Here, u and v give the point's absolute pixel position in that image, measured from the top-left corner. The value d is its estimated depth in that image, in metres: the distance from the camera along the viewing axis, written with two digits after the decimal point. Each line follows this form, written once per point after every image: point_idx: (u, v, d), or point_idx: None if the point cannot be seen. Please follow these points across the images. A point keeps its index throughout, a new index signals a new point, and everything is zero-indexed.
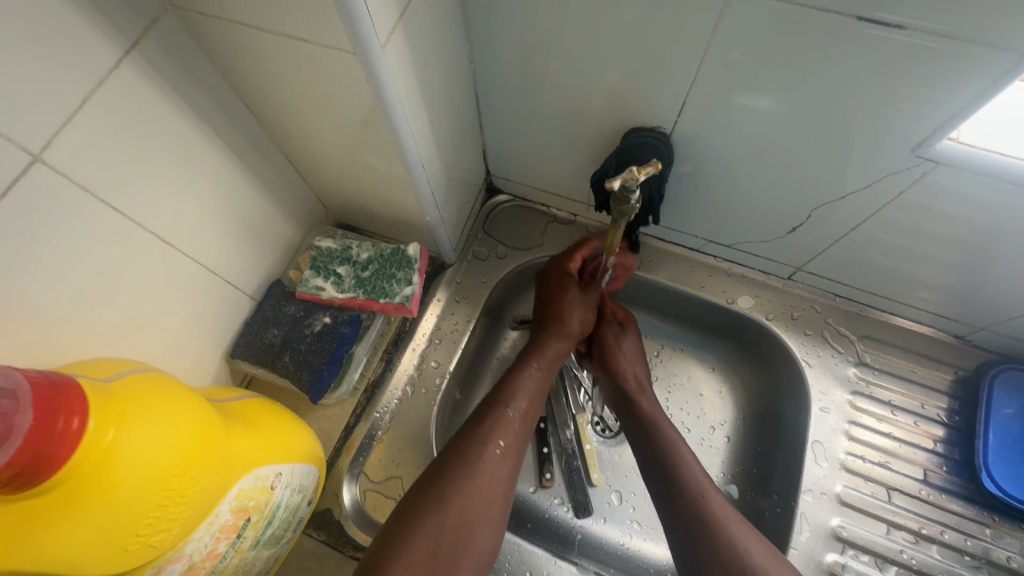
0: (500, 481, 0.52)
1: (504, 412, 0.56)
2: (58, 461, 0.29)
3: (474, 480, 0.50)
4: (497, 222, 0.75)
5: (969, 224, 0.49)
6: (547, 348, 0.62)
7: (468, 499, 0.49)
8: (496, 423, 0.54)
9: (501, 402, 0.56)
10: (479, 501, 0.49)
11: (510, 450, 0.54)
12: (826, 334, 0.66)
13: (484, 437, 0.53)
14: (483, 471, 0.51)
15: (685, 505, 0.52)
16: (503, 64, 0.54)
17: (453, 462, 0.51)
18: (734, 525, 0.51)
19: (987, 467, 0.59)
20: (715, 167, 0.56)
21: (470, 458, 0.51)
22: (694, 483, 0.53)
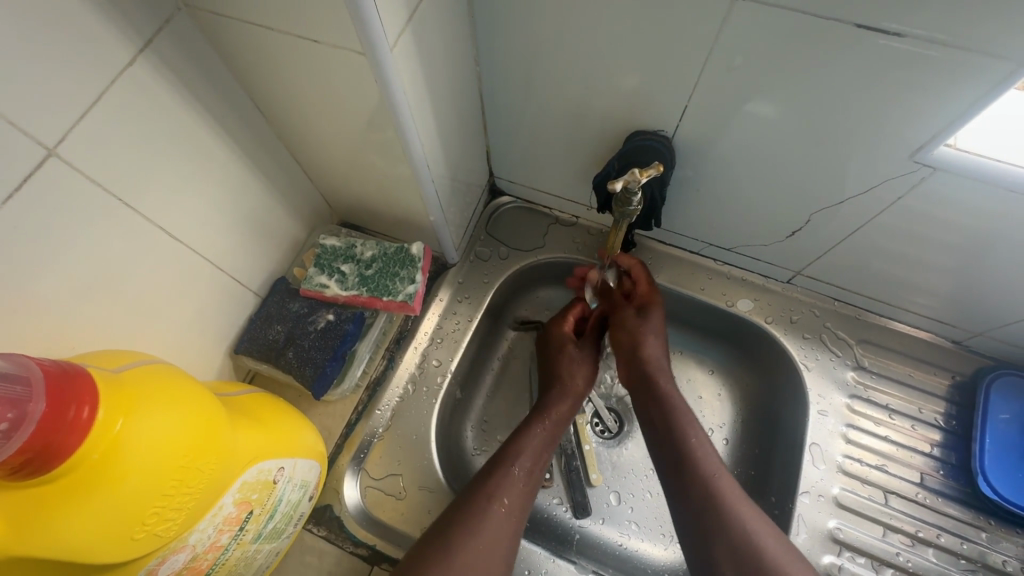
0: (502, 540, 0.51)
1: (509, 467, 0.56)
2: (68, 449, 0.30)
3: (477, 535, 0.50)
4: (500, 223, 0.76)
5: (967, 230, 0.50)
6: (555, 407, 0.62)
7: (470, 556, 0.49)
8: (499, 482, 0.54)
9: (508, 458, 0.57)
10: (482, 562, 0.49)
11: (517, 506, 0.54)
12: (825, 338, 0.67)
13: (487, 494, 0.53)
14: (487, 530, 0.51)
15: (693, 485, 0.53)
16: (508, 67, 0.54)
17: (455, 521, 0.51)
18: (734, 499, 0.51)
19: (984, 471, 0.59)
20: (716, 171, 0.56)
21: (473, 518, 0.51)
22: (700, 460, 0.54)
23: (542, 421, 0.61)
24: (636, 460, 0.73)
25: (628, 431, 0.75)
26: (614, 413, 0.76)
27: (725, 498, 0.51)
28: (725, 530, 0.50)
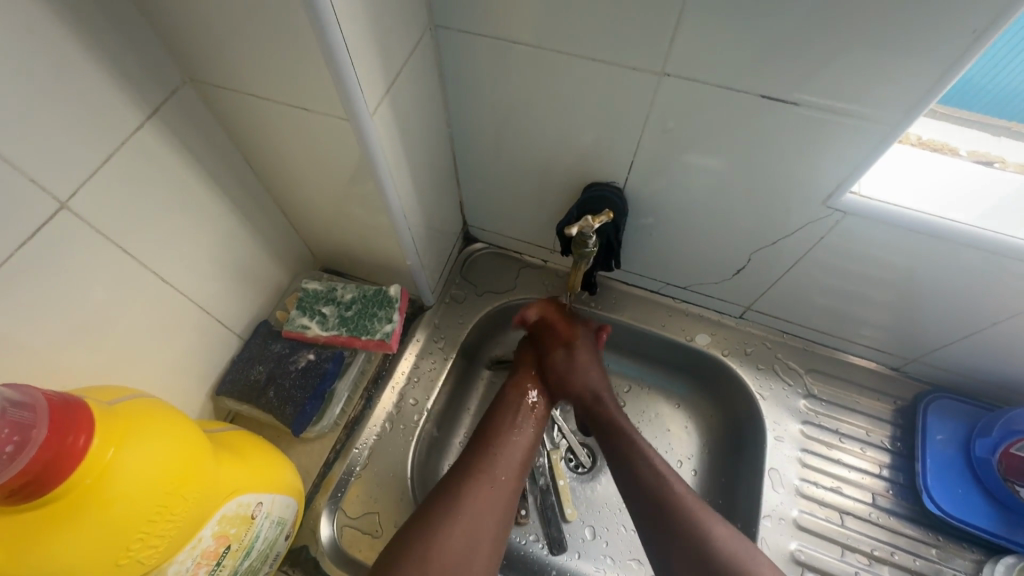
0: (487, 512, 0.56)
1: (487, 447, 0.61)
2: (64, 472, 0.32)
3: (459, 509, 0.55)
4: (474, 268, 0.81)
5: (884, 264, 0.56)
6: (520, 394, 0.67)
7: (452, 529, 0.53)
8: (482, 461, 0.59)
9: (486, 443, 0.61)
10: (466, 534, 0.53)
11: (497, 480, 0.59)
12: (778, 368, 0.72)
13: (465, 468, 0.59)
14: (469, 500, 0.56)
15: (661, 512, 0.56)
16: (478, 128, 0.61)
17: (438, 500, 0.56)
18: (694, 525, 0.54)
19: (928, 489, 0.63)
20: (666, 218, 0.63)
21: (457, 492, 0.56)
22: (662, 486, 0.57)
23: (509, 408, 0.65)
24: (609, 495, 0.75)
25: (601, 466, 0.77)
26: (587, 449, 0.78)
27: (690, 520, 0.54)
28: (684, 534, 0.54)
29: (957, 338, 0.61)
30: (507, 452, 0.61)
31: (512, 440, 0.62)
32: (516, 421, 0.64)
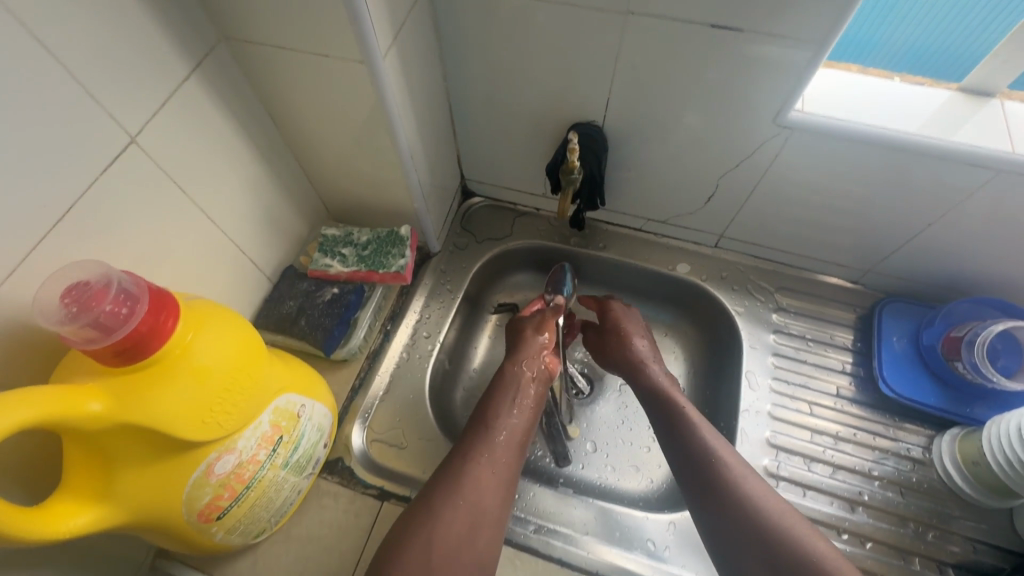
0: (485, 492, 0.58)
1: (485, 428, 0.64)
2: (163, 337, 0.39)
3: (459, 491, 0.57)
4: (473, 219, 0.89)
5: (832, 179, 0.64)
6: (517, 375, 0.70)
7: (455, 514, 0.55)
8: (478, 443, 0.62)
9: (483, 424, 0.64)
10: (465, 516, 0.55)
11: (496, 461, 0.61)
12: (750, 288, 0.80)
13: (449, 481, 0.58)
14: (468, 480, 0.58)
15: (703, 483, 0.57)
16: (471, 80, 0.69)
17: (438, 482, 0.58)
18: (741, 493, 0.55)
19: (883, 376, 0.71)
20: (641, 153, 0.71)
21: (457, 472, 0.58)
22: (704, 448, 0.59)
23: (508, 387, 0.69)
24: (607, 414, 0.84)
25: (598, 391, 0.86)
26: (586, 378, 0.87)
27: (733, 482, 0.56)
28: (729, 499, 0.55)
29: (904, 243, 0.70)
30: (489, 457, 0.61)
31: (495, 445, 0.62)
32: (514, 402, 0.67)
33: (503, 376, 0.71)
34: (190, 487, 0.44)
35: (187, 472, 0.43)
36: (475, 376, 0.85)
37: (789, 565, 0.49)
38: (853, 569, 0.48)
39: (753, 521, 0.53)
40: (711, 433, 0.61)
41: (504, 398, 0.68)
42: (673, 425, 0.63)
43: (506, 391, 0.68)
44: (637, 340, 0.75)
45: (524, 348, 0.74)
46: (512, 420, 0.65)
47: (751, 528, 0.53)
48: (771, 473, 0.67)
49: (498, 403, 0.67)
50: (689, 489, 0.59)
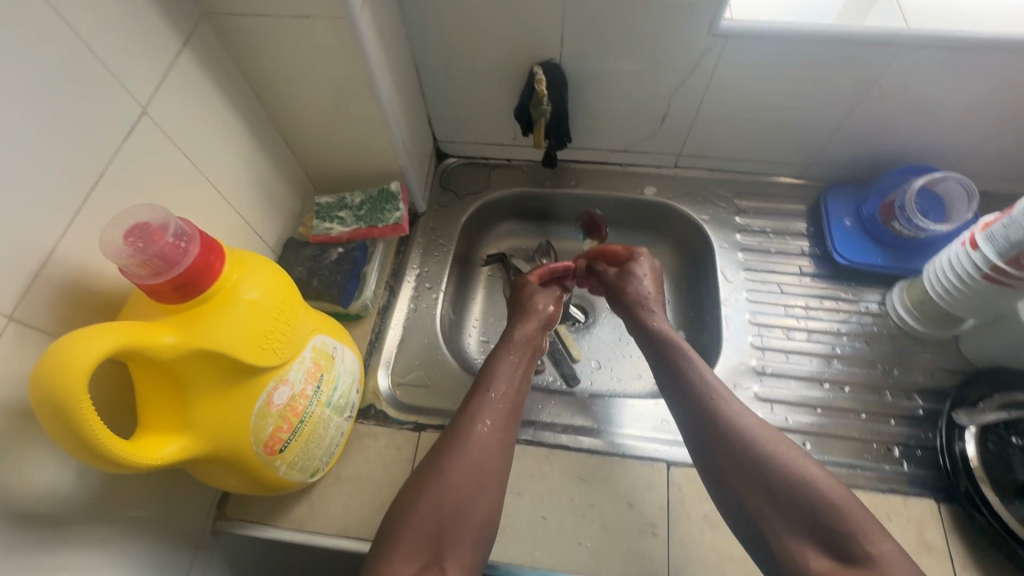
0: (489, 457, 0.58)
1: (481, 397, 0.62)
2: (215, 273, 0.43)
3: (462, 458, 0.57)
4: (451, 178, 0.94)
5: (767, 81, 0.73)
6: (519, 338, 0.70)
7: (455, 483, 0.55)
8: (478, 409, 0.61)
9: (478, 392, 0.63)
10: (468, 484, 0.56)
11: (497, 427, 0.60)
12: (711, 199, 0.89)
13: (446, 468, 0.56)
14: (470, 448, 0.58)
15: (703, 422, 0.59)
16: (433, 38, 0.74)
17: (439, 453, 0.58)
18: (743, 432, 0.57)
19: (835, 249, 0.80)
20: (598, 85, 0.78)
21: (459, 441, 0.58)
22: (705, 388, 0.61)
23: (508, 350, 0.68)
24: (603, 335, 0.91)
25: (593, 318, 0.93)
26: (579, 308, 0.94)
27: (731, 419, 0.58)
28: (727, 435, 0.57)
29: (835, 132, 0.79)
30: (489, 440, 0.59)
31: (495, 428, 0.60)
32: (514, 366, 0.66)
33: (503, 347, 0.69)
34: (255, 416, 0.48)
35: (247, 402, 0.47)
36: (479, 322, 0.91)
37: (786, 494, 0.53)
38: (841, 493, 0.52)
39: (747, 455, 0.56)
40: (711, 377, 0.62)
41: (502, 362, 0.66)
42: (671, 368, 0.65)
43: (503, 354, 0.67)
44: (640, 278, 0.75)
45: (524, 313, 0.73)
46: (511, 386, 0.64)
47: (748, 462, 0.55)
48: (758, 347, 0.76)
49: (496, 368, 0.66)
50: (688, 425, 0.61)
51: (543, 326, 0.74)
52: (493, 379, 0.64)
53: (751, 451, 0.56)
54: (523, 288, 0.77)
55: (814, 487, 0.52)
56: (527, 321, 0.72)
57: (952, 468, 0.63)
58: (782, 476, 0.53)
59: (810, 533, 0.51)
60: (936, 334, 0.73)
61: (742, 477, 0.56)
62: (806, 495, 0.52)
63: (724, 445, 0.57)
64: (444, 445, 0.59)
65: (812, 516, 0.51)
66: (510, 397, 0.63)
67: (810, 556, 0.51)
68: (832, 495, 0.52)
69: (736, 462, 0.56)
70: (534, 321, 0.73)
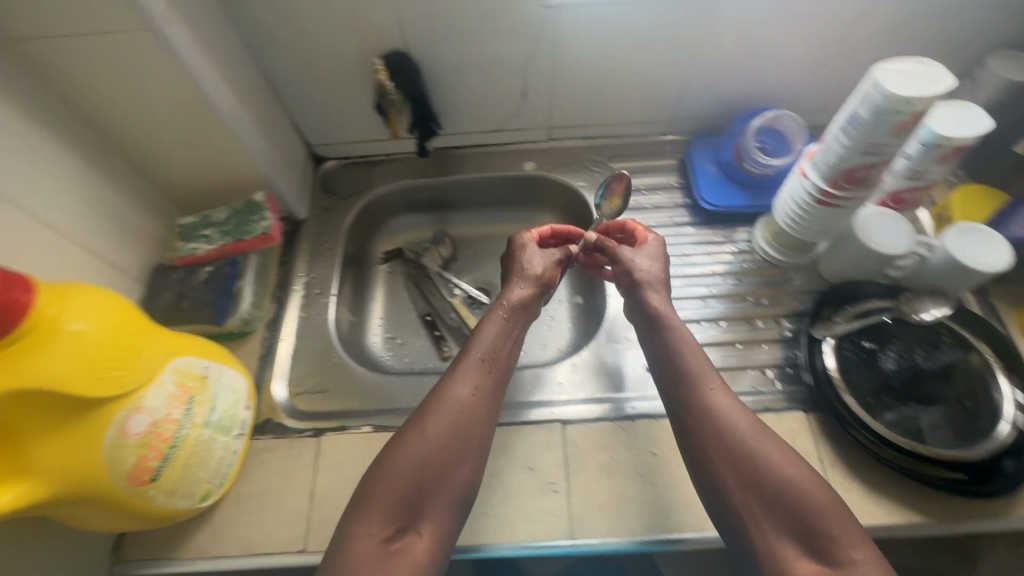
0: (469, 420, 0.58)
1: (462, 366, 0.61)
2: (26, 308, 0.42)
3: (445, 414, 0.57)
4: (332, 180, 0.92)
5: (608, 46, 0.76)
6: (510, 297, 0.67)
7: (433, 441, 0.55)
8: (461, 371, 0.60)
9: (462, 361, 0.61)
10: (449, 445, 0.56)
11: (482, 393, 0.60)
12: (587, 166, 0.92)
13: (427, 433, 0.56)
14: (454, 408, 0.58)
15: (689, 404, 0.58)
16: (273, 40, 0.72)
17: (424, 407, 0.58)
18: (739, 428, 0.55)
19: (699, 195, 0.85)
20: (452, 69, 0.78)
21: (442, 399, 0.58)
22: (686, 367, 0.60)
23: (498, 309, 0.66)
24: None
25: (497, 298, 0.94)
26: (482, 290, 0.95)
27: (717, 413, 0.57)
28: (717, 429, 0.56)
29: (685, 87, 0.83)
30: (476, 407, 0.59)
31: (479, 392, 0.59)
32: (502, 333, 0.64)
33: (493, 308, 0.67)
34: (108, 449, 0.47)
35: (94, 434, 0.46)
36: (383, 320, 0.91)
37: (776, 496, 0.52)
38: (830, 500, 0.51)
39: (738, 450, 0.54)
40: (705, 368, 0.60)
41: (491, 323, 0.65)
42: (656, 342, 0.64)
43: (494, 314, 0.66)
44: (638, 258, 0.69)
45: (523, 278, 0.69)
46: (497, 352, 0.63)
47: (738, 457, 0.54)
48: None
49: (485, 328, 0.64)
50: (671, 401, 0.60)
51: (541, 291, 0.70)
52: (473, 341, 0.63)
53: (742, 451, 0.54)
54: (522, 248, 0.72)
55: (804, 486, 0.52)
56: (524, 282, 0.69)
57: (815, 382, 0.67)
58: (773, 479, 0.53)
59: (796, 536, 0.51)
60: (796, 262, 0.80)
61: (727, 463, 0.54)
62: (795, 502, 0.51)
63: (713, 440, 0.56)
64: (427, 408, 0.58)
65: (800, 518, 0.51)
66: (494, 363, 0.62)
67: (793, 556, 0.50)
68: (824, 501, 0.51)
69: (726, 457, 0.55)
70: (527, 280, 0.69)
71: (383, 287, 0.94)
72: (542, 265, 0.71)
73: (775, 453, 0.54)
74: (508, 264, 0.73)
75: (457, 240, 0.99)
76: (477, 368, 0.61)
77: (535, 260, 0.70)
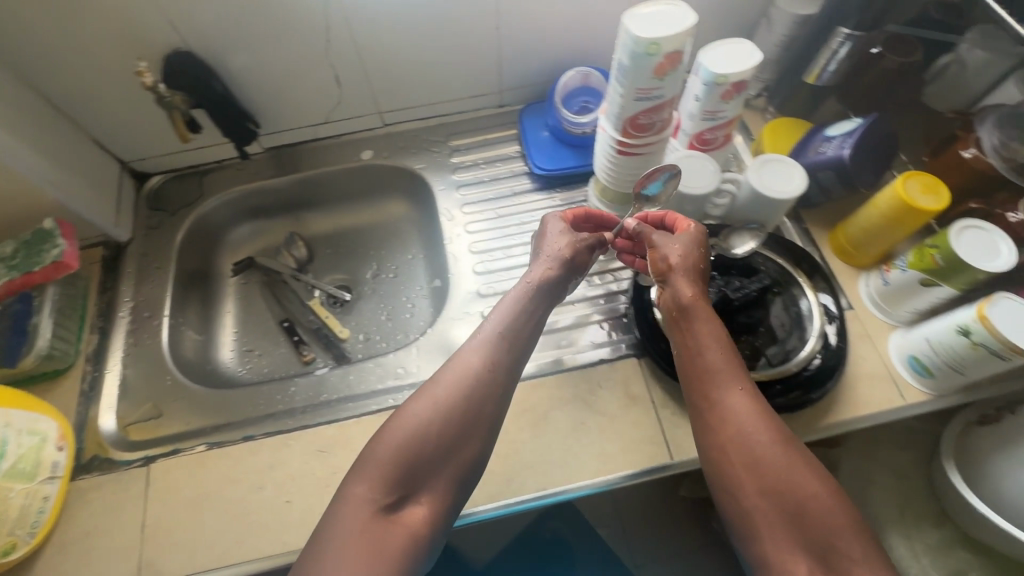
0: (464, 409, 0.55)
1: (467, 357, 0.58)
2: None
3: (446, 396, 0.55)
4: (158, 196, 0.87)
5: (404, 21, 0.74)
6: (531, 276, 0.65)
7: (429, 420, 0.54)
8: (468, 347, 0.59)
9: (476, 348, 0.59)
10: (443, 433, 0.53)
11: (481, 395, 0.56)
12: (426, 147, 0.91)
13: (437, 404, 0.54)
14: (454, 392, 0.55)
15: (713, 391, 0.55)
16: (31, 50, 0.68)
17: (425, 389, 0.56)
18: (755, 431, 0.52)
19: (529, 161, 0.86)
20: (246, 62, 0.75)
21: (440, 380, 0.57)
22: (709, 356, 0.56)
23: (530, 277, 0.65)
24: (367, 307, 0.91)
25: (357, 294, 0.92)
26: (341, 287, 0.92)
27: (742, 409, 0.53)
28: (741, 423, 0.52)
29: (501, 55, 0.83)
30: (487, 375, 0.57)
31: (490, 364, 0.58)
32: (517, 314, 0.62)
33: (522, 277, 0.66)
34: None
35: None
36: (237, 334, 0.87)
37: (789, 504, 0.48)
38: (856, 531, 0.47)
39: (760, 450, 0.51)
40: (733, 364, 0.56)
41: (508, 299, 0.63)
42: (677, 326, 0.60)
43: (520, 285, 0.65)
44: (665, 245, 0.62)
45: (568, 251, 0.67)
46: (512, 330, 0.61)
47: (756, 456, 0.51)
48: (480, 272, 0.79)
49: (499, 308, 0.63)
50: (691, 383, 0.57)
51: (566, 275, 0.66)
52: (483, 324, 0.61)
53: (765, 456, 0.50)
54: (548, 227, 0.70)
55: (823, 503, 0.48)
56: (552, 263, 0.66)
57: (646, 334, 0.69)
58: (794, 492, 0.49)
59: (802, 548, 0.47)
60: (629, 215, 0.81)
61: (743, 457, 0.51)
62: (810, 518, 0.48)
63: (733, 443, 0.52)
64: (444, 370, 0.57)
65: (814, 533, 0.47)
66: (512, 337, 0.60)
67: (793, 562, 0.47)
68: (840, 516, 0.47)
69: (742, 453, 0.51)
70: (557, 248, 0.67)
71: (235, 300, 0.90)
72: (567, 245, 0.67)
73: (800, 470, 0.50)
74: (537, 243, 0.70)
75: (310, 240, 0.96)
76: (478, 350, 0.59)
77: (558, 242, 0.67)
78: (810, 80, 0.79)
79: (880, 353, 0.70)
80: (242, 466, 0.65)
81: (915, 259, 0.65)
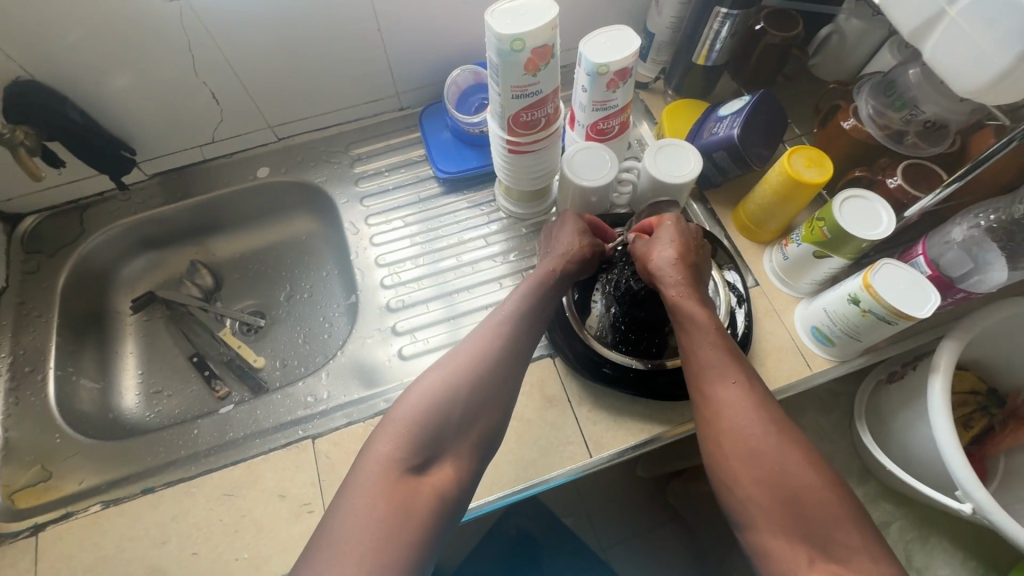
0: (483, 397, 0.54)
1: (496, 337, 0.57)
2: None
3: (471, 374, 0.54)
4: (34, 238, 0.80)
5: (273, 29, 0.70)
6: (551, 262, 0.64)
7: (444, 407, 0.52)
8: (491, 322, 0.59)
9: (500, 329, 0.57)
10: (460, 415, 0.52)
11: (498, 380, 0.55)
12: (326, 159, 0.87)
13: (447, 385, 0.53)
14: (473, 374, 0.54)
15: (708, 384, 0.55)
16: None
17: (426, 381, 0.54)
18: (748, 424, 0.51)
19: (433, 165, 0.83)
20: (105, 85, 0.70)
21: (466, 363, 0.55)
22: (703, 351, 0.56)
23: (551, 258, 0.64)
24: (282, 331, 0.86)
25: (271, 318, 0.87)
26: (253, 313, 0.87)
27: (735, 402, 0.53)
28: (735, 416, 0.52)
29: (389, 57, 0.80)
30: (502, 376, 0.55)
31: (503, 344, 0.57)
32: (538, 291, 0.61)
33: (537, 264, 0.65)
34: None
35: None
36: (141, 376, 0.82)
37: (784, 498, 0.48)
38: (854, 526, 0.46)
39: (753, 444, 0.50)
40: (729, 359, 0.55)
41: (532, 278, 0.62)
42: (675, 322, 0.59)
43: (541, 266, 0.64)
44: (658, 248, 0.63)
45: (581, 247, 0.65)
46: (538, 307, 0.60)
47: (751, 449, 0.50)
48: (389, 286, 0.77)
49: (527, 282, 0.62)
50: (690, 376, 0.57)
51: (585, 266, 0.65)
52: (511, 296, 0.61)
53: (759, 449, 0.50)
54: (566, 220, 0.68)
55: (819, 495, 0.47)
56: (577, 252, 0.64)
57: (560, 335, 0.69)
58: (790, 485, 0.48)
59: (797, 538, 0.47)
60: (538, 211, 0.80)
61: (739, 451, 0.51)
62: (806, 512, 0.47)
63: (728, 435, 0.52)
64: (456, 355, 0.56)
65: (810, 526, 0.47)
66: (535, 314, 0.60)
67: (793, 555, 0.46)
68: (836, 511, 0.46)
69: (736, 446, 0.51)
70: (574, 240, 0.65)
71: (136, 340, 0.84)
72: (575, 243, 0.65)
73: (797, 465, 0.49)
74: (551, 233, 0.69)
75: (215, 268, 0.91)
76: (501, 329, 0.58)
77: (569, 239, 0.65)
78: (699, 61, 0.78)
79: (787, 327, 0.71)
80: (142, 522, 0.61)
81: (807, 232, 0.66)
